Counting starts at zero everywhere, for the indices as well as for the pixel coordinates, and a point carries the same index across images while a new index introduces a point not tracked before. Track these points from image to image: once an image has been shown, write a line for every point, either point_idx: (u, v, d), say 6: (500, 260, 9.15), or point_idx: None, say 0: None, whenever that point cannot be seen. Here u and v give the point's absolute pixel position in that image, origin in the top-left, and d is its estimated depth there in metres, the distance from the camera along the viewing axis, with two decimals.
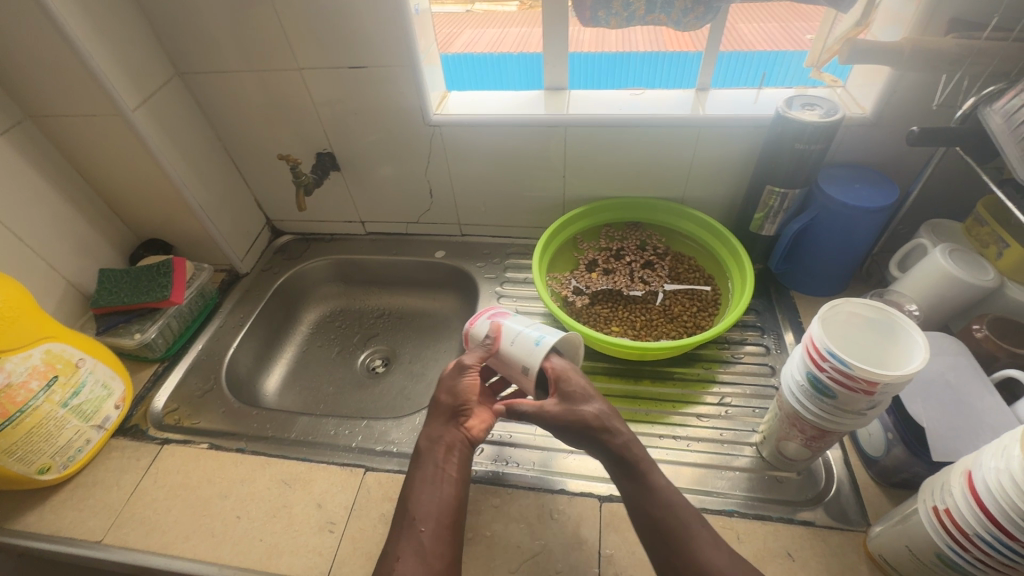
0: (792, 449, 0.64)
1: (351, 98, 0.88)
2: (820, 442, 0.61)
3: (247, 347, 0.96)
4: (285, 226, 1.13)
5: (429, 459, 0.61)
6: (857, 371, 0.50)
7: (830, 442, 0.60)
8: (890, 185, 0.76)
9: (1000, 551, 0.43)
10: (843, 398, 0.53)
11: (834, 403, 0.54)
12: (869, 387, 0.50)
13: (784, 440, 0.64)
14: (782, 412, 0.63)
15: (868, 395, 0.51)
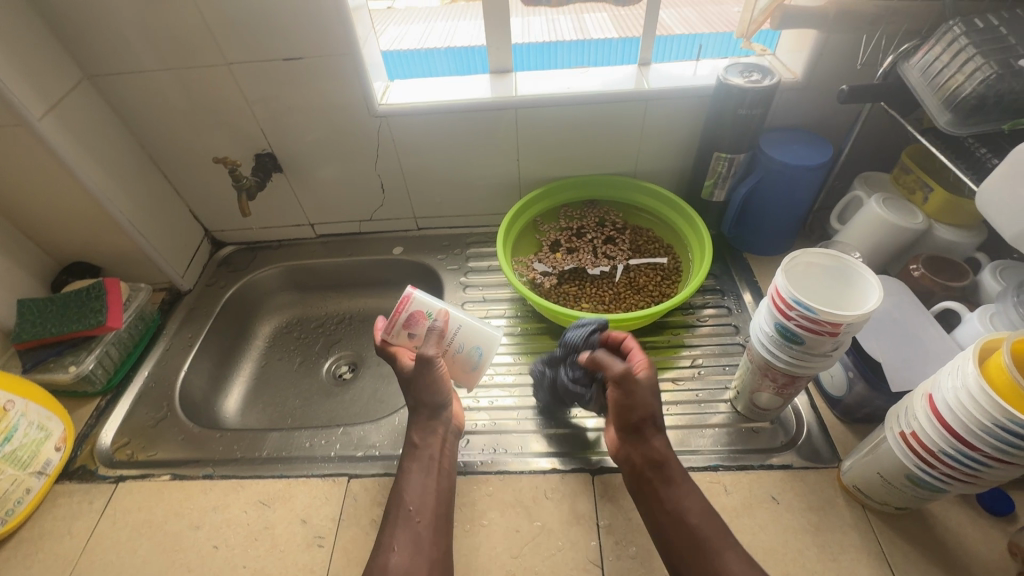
0: (768, 400, 0.68)
1: (290, 94, 0.83)
2: (791, 388, 0.64)
3: (200, 368, 0.89)
4: (227, 236, 1.06)
5: (420, 461, 0.63)
6: (823, 313, 0.53)
7: (801, 386, 0.64)
8: (824, 143, 0.81)
9: (965, 463, 0.47)
10: (813, 341, 0.56)
11: (804, 348, 0.57)
12: (835, 326, 0.53)
13: (760, 392, 0.67)
14: (754, 365, 0.66)
15: (833, 337, 0.55)
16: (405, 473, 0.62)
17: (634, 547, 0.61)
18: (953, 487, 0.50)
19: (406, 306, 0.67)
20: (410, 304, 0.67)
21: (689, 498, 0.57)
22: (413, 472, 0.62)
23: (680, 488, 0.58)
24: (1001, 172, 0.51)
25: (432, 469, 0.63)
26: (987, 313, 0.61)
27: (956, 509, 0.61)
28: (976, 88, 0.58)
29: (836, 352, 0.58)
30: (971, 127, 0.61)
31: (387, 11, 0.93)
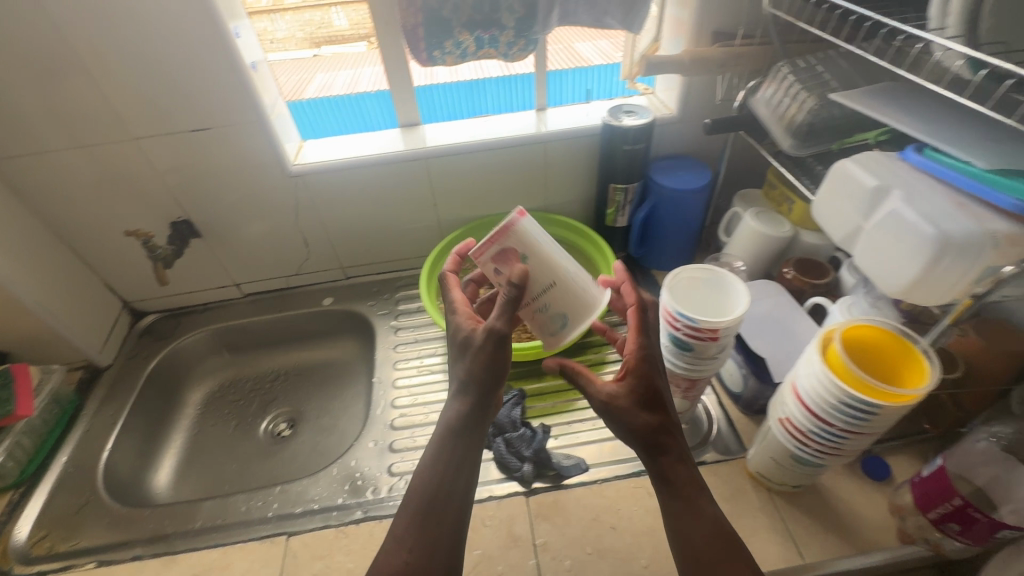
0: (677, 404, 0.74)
1: (202, 162, 0.85)
2: (694, 391, 0.71)
3: (125, 446, 0.86)
4: (147, 305, 1.04)
5: (449, 437, 0.53)
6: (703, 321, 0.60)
7: (704, 387, 0.71)
8: (704, 168, 0.92)
9: (830, 439, 0.54)
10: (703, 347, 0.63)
11: (694, 354, 0.64)
12: (717, 332, 0.61)
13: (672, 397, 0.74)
14: None
15: (716, 342, 0.62)
16: (432, 457, 0.52)
17: (569, 560, 0.64)
18: (827, 460, 0.58)
19: (501, 240, 0.54)
20: (506, 238, 0.54)
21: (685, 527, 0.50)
22: (440, 453, 0.52)
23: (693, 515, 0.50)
24: (825, 187, 0.60)
25: (467, 446, 0.53)
26: (846, 304, 0.70)
27: (844, 480, 0.69)
28: (806, 116, 0.69)
29: (723, 355, 0.65)
30: (810, 148, 0.71)
31: (314, 58, 0.96)
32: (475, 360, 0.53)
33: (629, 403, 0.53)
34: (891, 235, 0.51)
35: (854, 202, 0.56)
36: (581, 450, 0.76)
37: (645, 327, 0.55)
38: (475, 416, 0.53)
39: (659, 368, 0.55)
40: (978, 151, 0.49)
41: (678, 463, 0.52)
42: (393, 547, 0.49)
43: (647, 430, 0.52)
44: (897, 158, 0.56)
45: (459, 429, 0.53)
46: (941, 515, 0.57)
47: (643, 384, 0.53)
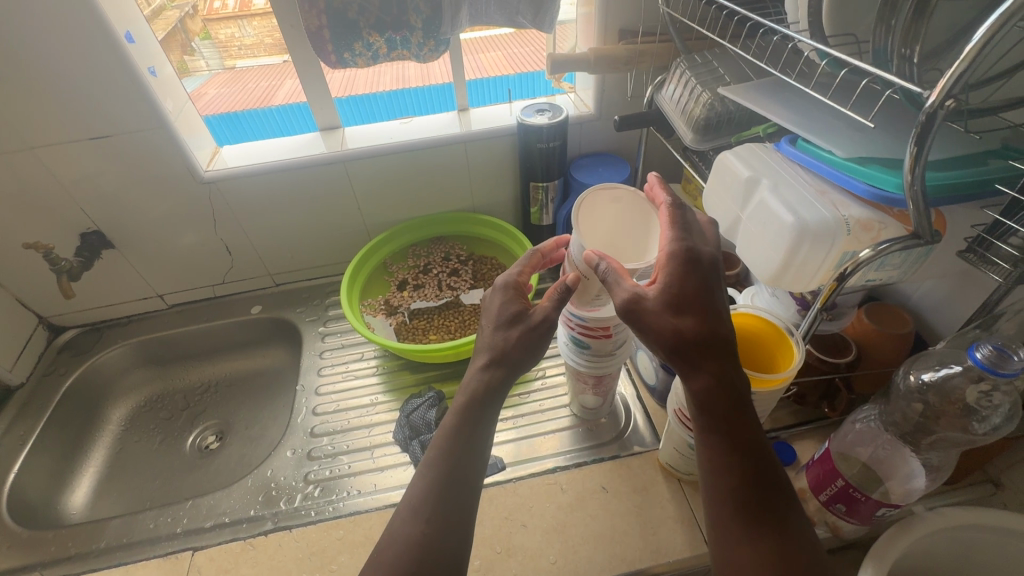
0: (590, 400, 0.75)
1: (109, 172, 0.83)
2: (606, 387, 0.72)
3: (35, 466, 0.84)
4: (66, 320, 1.01)
5: (472, 407, 0.54)
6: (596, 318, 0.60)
7: (613, 382, 0.72)
8: (623, 164, 0.93)
9: None
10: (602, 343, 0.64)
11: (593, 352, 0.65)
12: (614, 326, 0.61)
13: (585, 394, 0.75)
14: (570, 371, 0.72)
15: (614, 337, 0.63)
16: (451, 429, 0.53)
17: (477, 560, 0.64)
18: None
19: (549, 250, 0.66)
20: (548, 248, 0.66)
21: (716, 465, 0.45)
22: (461, 425, 0.53)
23: (724, 448, 0.45)
24: (711, 180, 0.61)
25: (483, 421, 0.54)
26: (750, 294, 0.71)
27: None
28: (703, 111, 0.70)
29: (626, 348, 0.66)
30: (709, 142, 0.72)
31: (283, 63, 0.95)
32: (525, 331, 0.56)
33: (650, 310, 0.46)
34: (761, 226, 0.53)
35: (733, 194, 0.57)
36: (500, 451, 0.76)
37: (682, 228, 0.50)
38: (500, 388, 0.56)
39: (704, 268, 0.48)
40: (837, 140, 0.50)
41: (716, 387, 0.44)
42: (409, 516, 0.48)
43: (680, 340, 0.45)
44: (773, 149, 0.57)
45: (483, 399, 0.54)
46: (830, 496, 0.58)
47: (673, 289, 0.46)
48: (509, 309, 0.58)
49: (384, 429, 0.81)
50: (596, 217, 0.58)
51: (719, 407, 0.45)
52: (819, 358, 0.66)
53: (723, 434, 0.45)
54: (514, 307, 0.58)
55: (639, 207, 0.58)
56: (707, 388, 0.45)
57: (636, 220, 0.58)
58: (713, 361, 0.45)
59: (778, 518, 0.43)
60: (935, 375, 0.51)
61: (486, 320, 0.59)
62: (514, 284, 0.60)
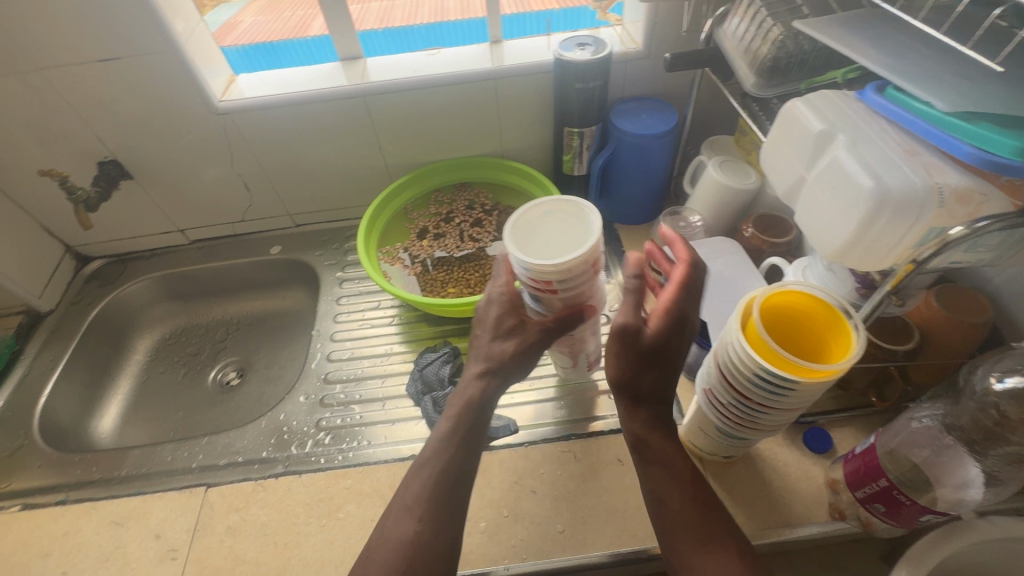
0: (565, 361, 0.69)
1: (121, 99, 0.79)
2: (579, 344, 0.65)
3: (65, 391, 0.86)
4: (92, 250, 1.01)
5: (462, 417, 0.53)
6: (571, 269, 0.51)
7: (588, 338, 0.64)
8: (669, 110, 0.84)
9: (746, 411, 0.50)
10: (593, 297, 0.57)
11: (576, 302, 0.56)
12: (599, 260, 0.55)
13: (559, 355, 0.68)
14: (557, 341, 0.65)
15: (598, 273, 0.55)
16: (444, 433, 0.52)
17: (483, 522, 0.63)
18: (748, 434, 0.53)
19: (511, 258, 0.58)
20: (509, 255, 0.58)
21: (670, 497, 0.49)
22: (453, 431, 0.52)
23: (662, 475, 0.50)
24: (773, 133, 0.52)
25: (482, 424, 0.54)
26: (801, 267, 0.65)
27: (783, 451, 0.66)
28: (771, 50, 0.60)
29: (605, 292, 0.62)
30: (774, 88, 0.63)
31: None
32: (519, 346, 0.55)
33: (630, 351, 0.49)
34: (830, 190, 0.45)
35: (799, 150, 0.48)
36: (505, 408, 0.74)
37: (692, 287, 0.50)
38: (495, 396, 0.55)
39: (687, 330, 0.50)
40: (943, 91, 0.41)
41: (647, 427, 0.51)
42: (402, 512, 0.47)
43: (632, 379, 0.50)
44: (855, 98, 0.48)
45: (475, 408, 0.54)
46: (868, 494, 0.53)
47: (661, 342, 0.48)
48: (505, 323, 0.56)
49: (398, 381, 0.79)
50: (535, 232, 0.56)
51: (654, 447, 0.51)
52: (874, 344, 0.59)
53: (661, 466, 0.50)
54: (509, 320, 0.56)
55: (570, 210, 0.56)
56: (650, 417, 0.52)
57: (575, 221, 0.56)
58: (641, 403, 0.51)
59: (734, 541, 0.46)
60: (1022, 380, 0.46)
61: (481, 329, 0.57)
62: (506, 295, 0.57)
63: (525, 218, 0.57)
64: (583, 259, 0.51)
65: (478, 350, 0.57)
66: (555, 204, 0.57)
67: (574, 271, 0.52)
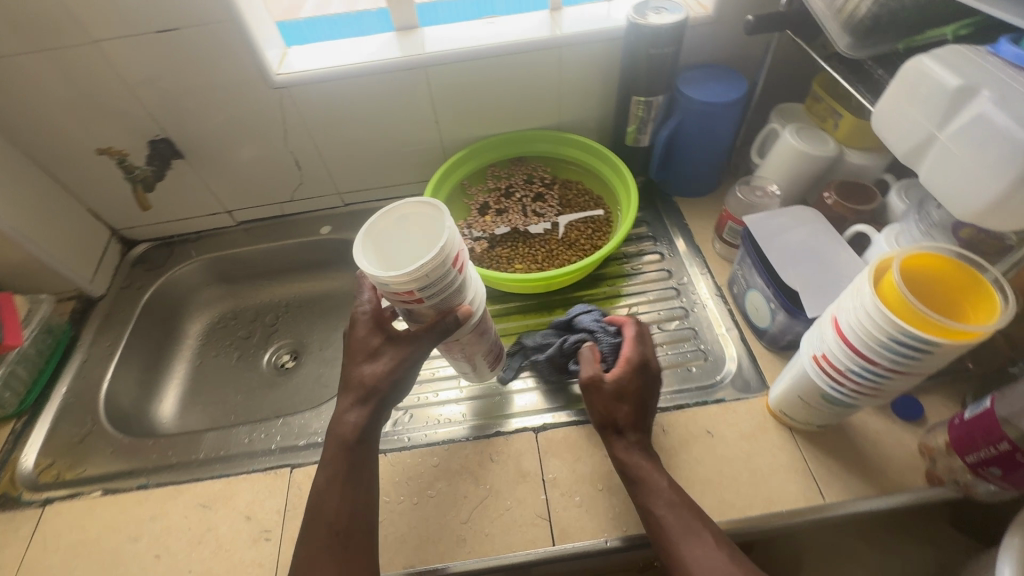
0: (465, 366, 0.69)
1: (177, 73, 0.76)
2: (464, 344, 0.63)
3: (125, 377, 0.85)
4: (137, 233, 0.98)
5: (340, 457, 0.56)
6: (428, 273, 0.51)
7: (473, 343, 0.64)
8: (738, 78, 0.81)
9: (869, 379, 0.49)
10: (460, 300, 0.58)
11: (445, 305, 0.56)
12: (460, 258, 0.55)
13: (454, 360, 0.67)
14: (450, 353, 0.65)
15: (460, 272, 0.55)
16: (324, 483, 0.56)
17: (579, 496, 0.62)
18: (862, 401, 0.53)
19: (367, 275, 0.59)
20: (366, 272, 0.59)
21: (665, 511, 0.53)
22: (334, 477, 0.56)
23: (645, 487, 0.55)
24: (891, 93, 0.51)
25: (363, 461, 0.57)
26: (893, 233, 0.63)
27: (876, 419, 0.65)
28: (871, 9, 0.58)
29: (477, 296, 0.62)
30: (866, 48, 0.61)
31: None
32: (387, 364, 0.56)
33: (603, 389, 0.58)
34: (973, 148, 0.43)
35: (927, 109, 0.47)
36: (508, 399, 0.73)
37: (637, 340, 0.62)
38: (371, 425, 0.57)
39: (650, 373, 0.61)
40: None
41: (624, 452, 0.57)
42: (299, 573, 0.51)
43: (613, 415, 0.58)
44: (988, 52, 0.46)
45: (351, 443, 0.56)
46: (982, 458, 0.53)
47: (625, 384, 0.59)
48: (370, 343, 0.57)
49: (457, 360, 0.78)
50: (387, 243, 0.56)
51: (635, 466, 0.56)
52: None
53: (644, 481, 0.55)
54: (375, 339, 0.57)
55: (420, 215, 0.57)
56: (639, 440, 0.58)
57: (426, 225, 0.56)
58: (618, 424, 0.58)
59: (722, 547, 0.49)
60: None
61: (349, 353, 0.58)
62: (370, 313, 0.58)
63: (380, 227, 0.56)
64: (437, 262, 0.51)
65: (349, 377, 0.58)
66: (407, 209, 0.57)
67: (434, 272, 0.52)
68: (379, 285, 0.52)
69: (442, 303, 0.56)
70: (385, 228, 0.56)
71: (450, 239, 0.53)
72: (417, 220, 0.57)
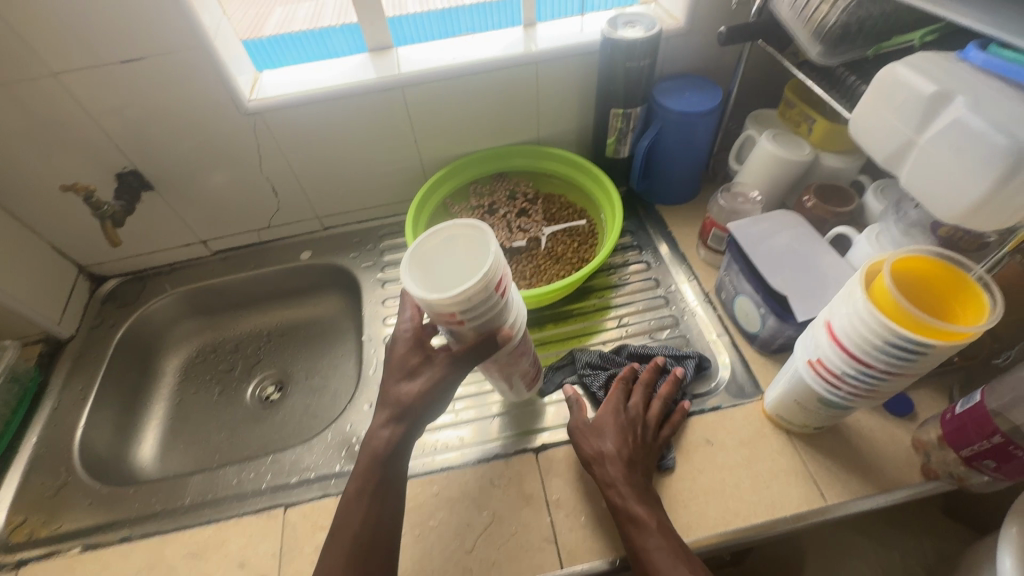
0: (503, 385, 0.68)
1: (144, 103, 0.74)
2: (507, 365, 0.64)
3: (100, 422, 0.81)
4: (107, 269, 0.94)
5: (371, 472, 0.57)
6: (470, 296, 0.54)
7: (517, 361, 0.65)
8: (713, 87, 0.83)
9: (865, 382, 0.50)
10: (503, 322, 0.59)
11: (488, 327, 0.58)
12: (504, 281, 0.57)
13: (495, 379, 0.67)
14: (492, 374, 0.66)
15: (502, 297, 0.57)
16: (350, 497, 0.56)
17: (584, 515, 0.61)
18: (857, 403, 0.53)
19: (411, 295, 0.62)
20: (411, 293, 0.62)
21: (654, 556, 0.52)
22: (362, 492, 0.56)
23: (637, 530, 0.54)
24: (867, 99, 0.52)
25: (393, 477, 0.57)
26: (874, 233, 0.65)
27: (869, 417, 0.66)
28: (840, 17, 0.60)
29: (521, 317, 0.64)
30: (838, 56, 0.63)
31: None
32: (424, 384, 0.57)
33: (585, 429, 0.64)
34: (952, 153, 0.44)
35: (904, 114, 0.48)
36: (540, 411, 0.72)
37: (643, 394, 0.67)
38: (404, 442, 0.58)
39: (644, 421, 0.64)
40: None
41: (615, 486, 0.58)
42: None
43: (599, 450, 0.61)
44: (957, 59, 0.48)
45: (383, 458, 0.57)
46: (976, 452, 0.54)
47: (608, 426, 0.63)
48: (409, 362, 0.58)
49: (471, 379, 0.76)
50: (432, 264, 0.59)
51: (625, 505, 0.56)
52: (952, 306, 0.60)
53: (636, 521, 0.55)
54: (414, 359, 0.59)
55: (467, 237, 0.60)
56: (624, 474, 0.58)
57: (472, 247, 0.59)
58: (603, 456, 0.60)
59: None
60: None
61: (387, 372, 0.59)
62: (411, 332, 0.60)
63: (426, 250, 0.59)
64: (481, 286, 0.54)
65: (385, 395, 0.58)
66: (454, 231, 0.60)
67: (476, 296, 0.54)
68: (424, 306, 0.55)
69: (482, 326, 0.58)
70: (433, 249, 0.60)
71: (495, 263, 0.55)
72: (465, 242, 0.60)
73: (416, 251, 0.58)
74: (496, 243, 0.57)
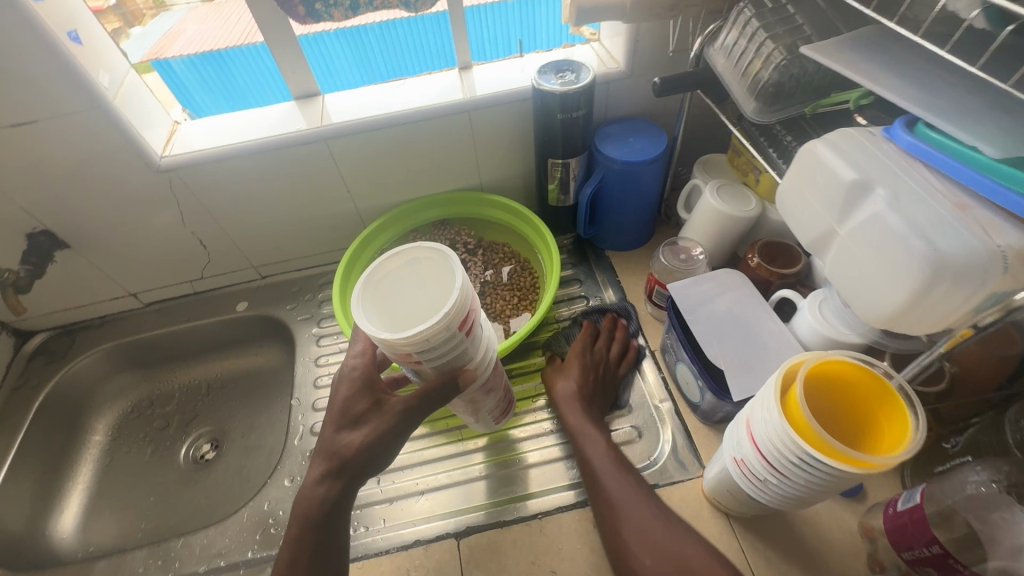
0: (469, 416, 0.65)
1: (47, 165, 0.70)
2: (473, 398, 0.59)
3: (14, 495, 0.77)
4: (33, 323, 0.90)
5: (305, 533, 0.50)
6: (429, 338, 0.45)
7: (483, 396, 0.60)
8: (658, 132, 0.78)
9: (785, 491, 0.45)
10: (467, 360, 0.53)
11: (450, 366, 0.51)
12: (472, 315, 0.49)
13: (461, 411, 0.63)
14: (459, 405, 0.61)
15: (468, 334, 0.50)
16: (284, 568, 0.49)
17: None
18: (784, 506, 0.49)
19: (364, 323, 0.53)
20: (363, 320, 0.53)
21: (599, 460, 0.60)
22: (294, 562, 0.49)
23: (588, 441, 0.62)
24: (791, 176, 0.48)
25: (330, 542, 0.51)
26: (818, 300, 0.61)
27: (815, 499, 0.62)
28: (773, 75, 0.55)
29: (489, 347, 0.58)
30: (775, 113, 0.58)
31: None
32: (367, 437, 0.51)
33: (559, 369, 0.71)
34: (873, 250, 0.40)
35: (825, 200, 0.44)
36: (522, 476, 0.67)
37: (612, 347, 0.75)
38: (342, 500, 0.51)
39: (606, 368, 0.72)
40: (990, 132, 0.36)
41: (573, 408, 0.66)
42: None
43: (563, 385, 0.69)
44: (883, 137, 0.43)
45: (316, 520, 0.50)
46: (916, 557, 0.49)
47: (580, 364, 0.70)
48: (354, 409, 0.52)
49: (440, 440, 0.72)
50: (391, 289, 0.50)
51: (577, 425, 0.64)
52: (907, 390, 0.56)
53: (586, 436, 0.62)
54: (360, 405, 0.52)
55: (433, 262, 0.50)
56: (583, 405, 0.66)
57: (438, 274, 0.50)
58: (565, 389, 0.68)
59: (642, 491, 0.56)
60: None
61: (327, 416, 0.52)
62: (360, 368, 0.53)
63: (387, 271, 0.50)
64: (442, 327, 0.45)
65: (322, 446, 0.52)
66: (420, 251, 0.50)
67: (436, 338, 0.46)
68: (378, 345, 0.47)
69: (448, 366, 0.51)
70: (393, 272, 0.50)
71: (462, 300, 0.46)
72: (431, 265, 0.50)
73: (376, 272, 0.49)
74: (464, 274, 0.47)
